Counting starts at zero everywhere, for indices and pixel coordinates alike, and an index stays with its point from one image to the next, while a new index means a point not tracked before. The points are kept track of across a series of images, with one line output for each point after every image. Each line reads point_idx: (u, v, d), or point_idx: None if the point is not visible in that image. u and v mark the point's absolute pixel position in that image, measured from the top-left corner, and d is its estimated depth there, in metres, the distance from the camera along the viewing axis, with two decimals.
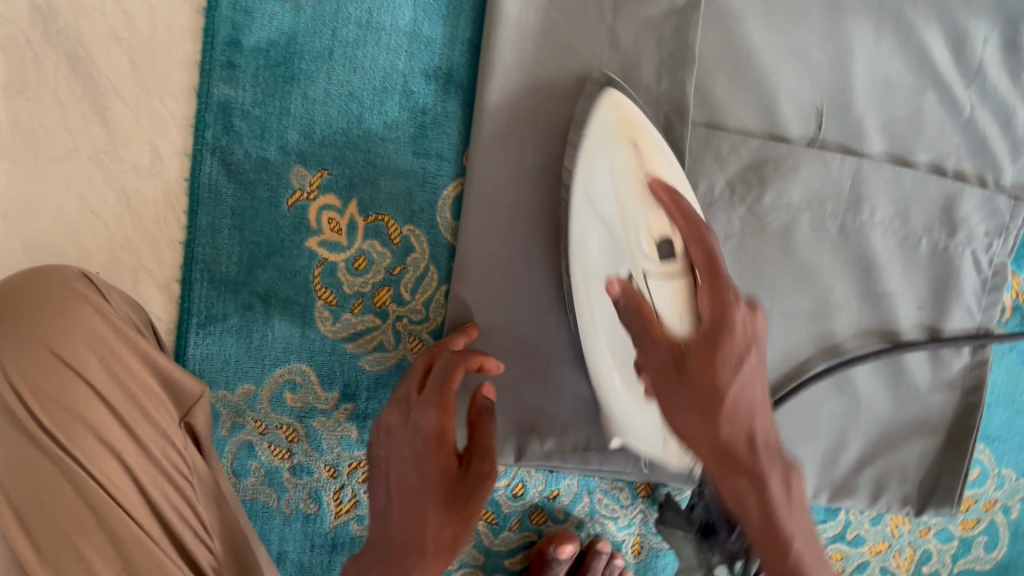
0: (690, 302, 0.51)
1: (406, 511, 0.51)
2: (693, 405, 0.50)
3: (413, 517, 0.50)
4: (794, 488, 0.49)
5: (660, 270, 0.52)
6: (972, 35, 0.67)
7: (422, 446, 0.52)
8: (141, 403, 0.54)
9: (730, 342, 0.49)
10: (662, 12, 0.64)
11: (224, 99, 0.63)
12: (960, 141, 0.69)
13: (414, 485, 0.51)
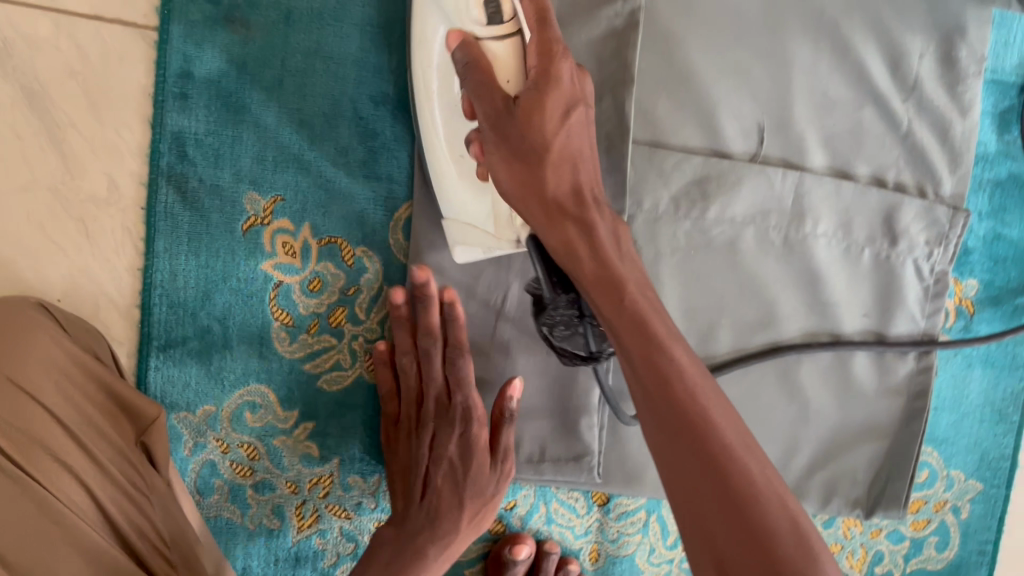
0: (516, 70, 0.51)
1: (451, 497, 0.67)
2: (520, 152, 0.50)
3: (453, 503, 0.67)
4: (619, 236, 0.50)
5: (490, 32, 0.52)
6: (908, 51, 0.69)
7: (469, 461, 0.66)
8: (93, 420, 0.55)
9: (557, 91, 0.50)
10: (602, 35, 0.66)
11: (177, 129, 0.65)
12: (899, 153, 0.71)
13: (460, 476, 0.67)
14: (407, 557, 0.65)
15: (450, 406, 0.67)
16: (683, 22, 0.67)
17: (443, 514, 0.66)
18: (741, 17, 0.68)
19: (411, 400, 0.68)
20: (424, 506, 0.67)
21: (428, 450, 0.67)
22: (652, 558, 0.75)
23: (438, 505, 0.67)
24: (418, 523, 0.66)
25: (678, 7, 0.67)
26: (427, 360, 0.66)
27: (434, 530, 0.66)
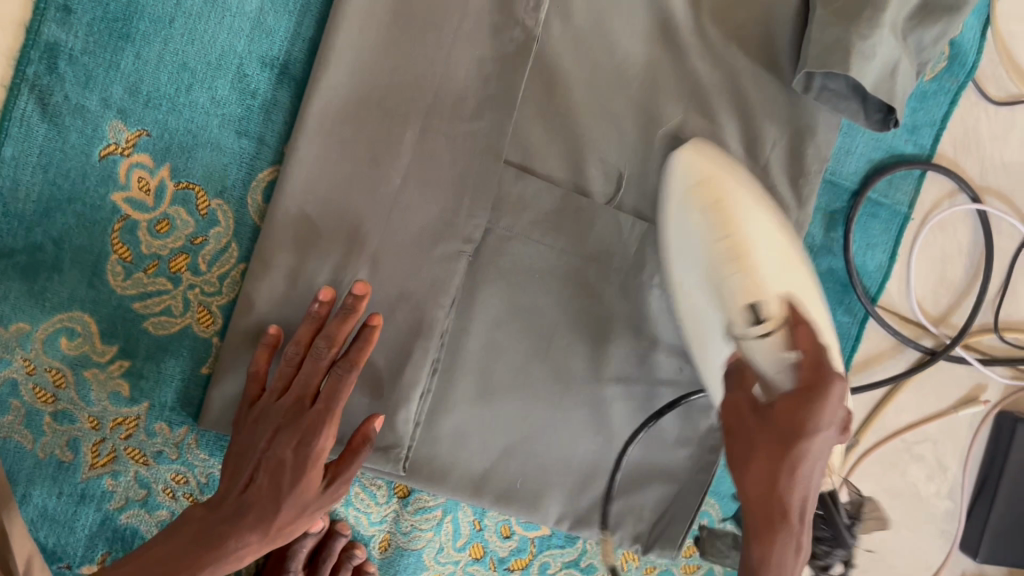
0: (789, 344, 0.62)
1: (268, 495, 0.63)
2: (774, 439, 0.63)
3: (264, 500, 0.63)
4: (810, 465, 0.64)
5: (757, 333, 0.63)
6: (764, 137, 0.76)
7: (314, 471, 0.64)
8: None
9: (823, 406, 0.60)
10: (494, 54, 0.69)
11: (52, 40, 0.63)
12: None
13: (284, 483, 0.63)
14: (202, 544, 0.62)
15: (307, 411, 0.64)
16: (572, 60, 0.72)
17: (249, 511, 0.63)
18: (624, 70, 0.73)
19: (274, 391, 0.65)
20: (237, 496, 0.63)
21: (268, 443, 0.64)
22: (438, 557, 0.78)
23: (251, 506, 0.63)
24: (225, 512, 0.63)
25: (570, 45, 0.72)
26: (313, 362, 0.65)
27: (238, 526, 0.62)
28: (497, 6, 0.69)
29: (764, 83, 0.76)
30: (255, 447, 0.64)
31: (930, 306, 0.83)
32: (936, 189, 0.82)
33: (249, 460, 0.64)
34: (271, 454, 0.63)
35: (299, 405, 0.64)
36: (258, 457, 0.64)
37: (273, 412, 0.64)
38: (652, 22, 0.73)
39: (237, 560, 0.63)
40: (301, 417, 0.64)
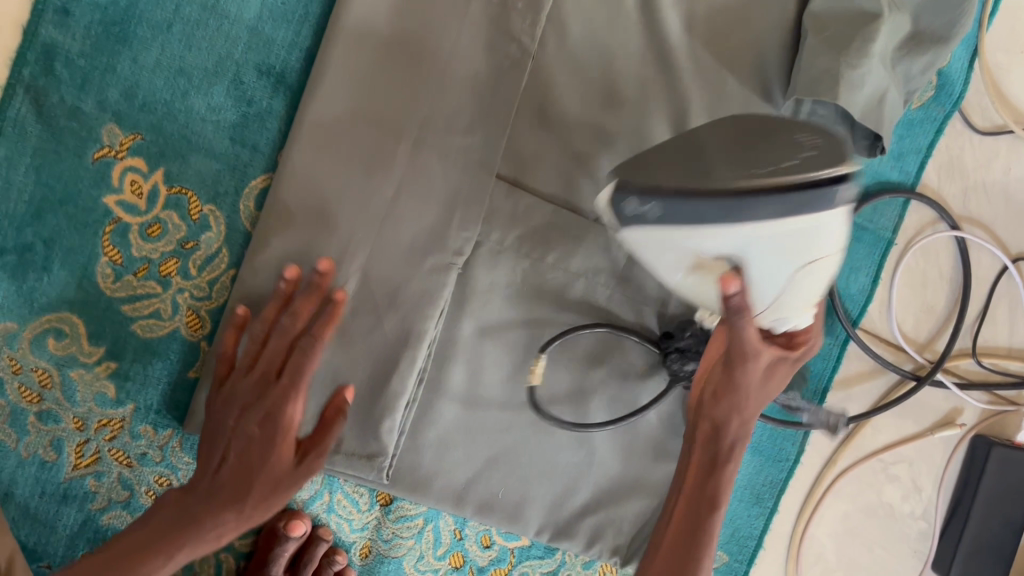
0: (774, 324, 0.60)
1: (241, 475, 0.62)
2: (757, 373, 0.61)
3: (238, 478, 0.62)
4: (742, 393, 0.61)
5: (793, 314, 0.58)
6: None
7: (285, 444, 0.64)
8: None
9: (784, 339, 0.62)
10: (489, 69, 0.70)
11: (49, 41, 0.63)
12: None
13: (255, 459, 0.62)
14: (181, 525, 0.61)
15: (275, 384, 0.64)
16: (567, 78, 0.73)
17: (223, 488, 0.62)
18: (618, 88, 0.74)
19: (239, 368, 0.65)
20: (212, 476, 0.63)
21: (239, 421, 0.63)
22: (418, 565, 0.79)
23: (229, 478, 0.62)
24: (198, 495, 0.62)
25: (565, 63, 0.72)
26: (279, 334, 0.65)
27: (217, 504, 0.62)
28: (494, 22, 0.70)
29: (757, 106, 0.77)
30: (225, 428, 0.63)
31: (912, 332, 0.85)
32: (919, 216, 0.84)
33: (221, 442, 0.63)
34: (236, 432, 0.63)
35: (268, 378, 0.64)
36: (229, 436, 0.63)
37: (241, 389, 0.64)
38: (645, 43, 0.74)
39: (217, 539, 0.62)
40: (271, 390, 0.64)
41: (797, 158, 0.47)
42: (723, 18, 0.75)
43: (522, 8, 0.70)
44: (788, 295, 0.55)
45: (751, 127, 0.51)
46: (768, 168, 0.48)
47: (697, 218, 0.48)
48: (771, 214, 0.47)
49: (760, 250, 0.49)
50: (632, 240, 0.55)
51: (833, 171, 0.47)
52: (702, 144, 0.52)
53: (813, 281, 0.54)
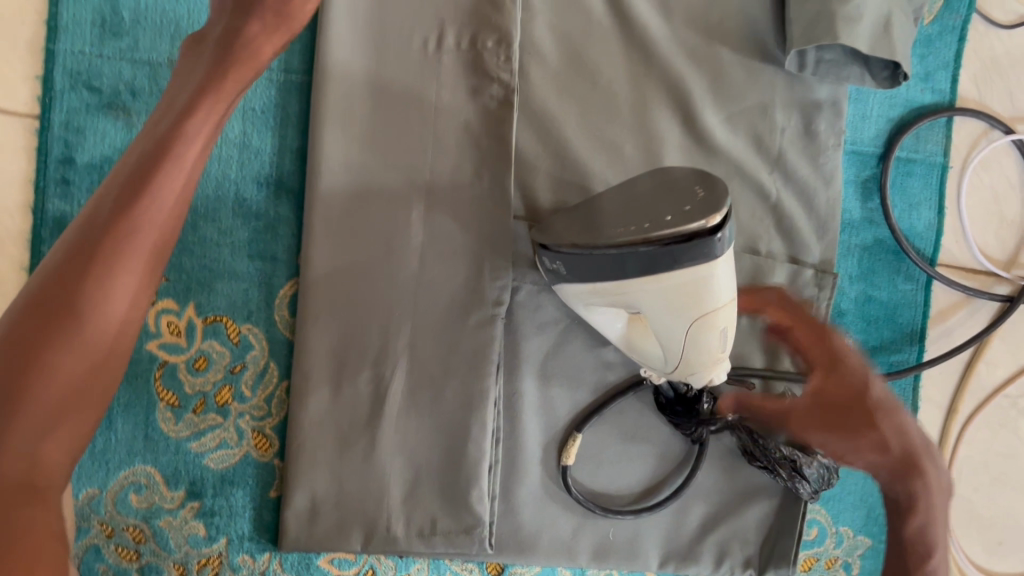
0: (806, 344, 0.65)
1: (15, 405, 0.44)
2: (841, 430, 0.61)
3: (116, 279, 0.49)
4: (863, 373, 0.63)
5: (712, 360, 0.58)
6: (770, 126, 0.74)
7: None
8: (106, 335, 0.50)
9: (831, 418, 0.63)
10: (478, 114, 0.69)
11: (59, 214, 0.65)
12: (769, 222, 0.74)
13: None
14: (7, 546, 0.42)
15: None
16: (559, 101, 0.71)
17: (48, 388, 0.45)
18: (612, 96, 0.72)
19: None
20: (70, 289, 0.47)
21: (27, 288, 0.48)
22: None
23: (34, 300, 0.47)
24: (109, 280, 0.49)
25: (553, 87, 0.71)
26: None
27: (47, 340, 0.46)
28: (471, 68, 0.69)
29: (758, 68, 0.74)
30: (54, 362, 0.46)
31: (996, 252, 0.78)
32: (969, 131, 0.77)
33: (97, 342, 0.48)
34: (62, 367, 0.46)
35: None
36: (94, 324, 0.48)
37: None
38: (626, 42, 0.72)
39: None
40: None
41: (669, 214, 0.51)
42: None
43: (493, 46, 0.69)
44: (689, 347, 0.57)
45: (619, 192, 0.58)
46: (635, 224, 0.53)
47: (603, 263, 0.56)
48: (649, 253, 0.52)
49: (659, 288, 0.55)
50: (575, 297, 0.63)
51: (707, 222, 0.50)
52: (586, 218, 0.58)
53: (710, 333, 0.56)
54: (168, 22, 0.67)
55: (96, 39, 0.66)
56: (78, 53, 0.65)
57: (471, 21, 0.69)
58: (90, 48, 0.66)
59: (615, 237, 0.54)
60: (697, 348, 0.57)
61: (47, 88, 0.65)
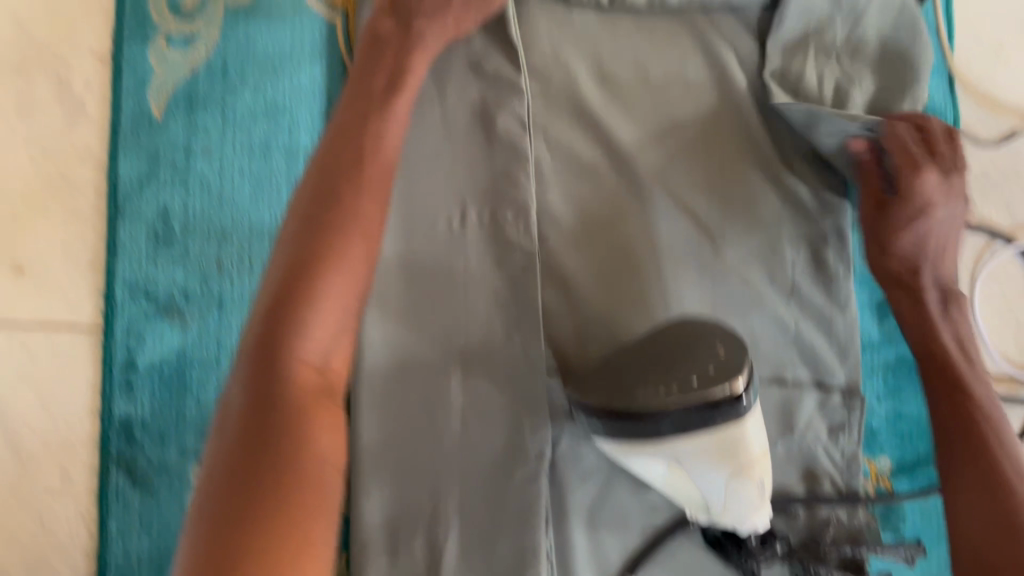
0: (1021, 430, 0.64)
1: (288, 310, 0.53)
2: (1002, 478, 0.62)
3: (356, 228, 0.58)
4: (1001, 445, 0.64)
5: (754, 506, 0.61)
6: (783, 259, 0.77)
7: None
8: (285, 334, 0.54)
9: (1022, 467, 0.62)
10: (504, 279, 0.74)
11: (125, 416, 0.70)
12: (793, 352, 0.77)
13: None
14: (287, 451, 0.48)
15: None
16: (579, 260, 0.75)
17: (314, 329, 0.53)
18: (629, 249, 0.75)
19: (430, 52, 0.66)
20: (324, 244, 0.56)
21: (292, 247, 0.56)
22: None
23: (300, 256, 0.55)
24: (351, 226, 0.58)
25: (573, 247, 0.75)
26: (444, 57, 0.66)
27: (304, 284, 0.54)
28: (494, 239, 0.75)
29: (763, 207, 0.77)
30: (322, 283, 0.55)
31: (1017, 357, 0.80)
32: (972, 245, 0.81)
33: (354, 260, 0.57)
34: (329, 302, 0.55)
35: None
36: (347, 255, 0.57)
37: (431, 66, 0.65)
38: (636, 198, 0.76)
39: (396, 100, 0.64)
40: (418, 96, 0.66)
41: (695, 377, 0.56)
42: (698, 148, 0.77)
43: (512, 217, 0.75)
44: (729, 500, 0.60)
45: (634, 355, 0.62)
46: (666, 383, 0.57)
47: (634, 428, 0.58)
48: (677, 418, 0.56)
49: (701, 448, 0.57)
50: (616, 451, 0.64)
51: (731, 388, 0.55)
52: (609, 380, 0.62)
53: (748, 487, 0.59)
54: (215, 229, 0.72)
55: (150, 251, 0.71)
56: (135, 266, 0.71)
57: (489, 197, 0.75)
58: (145, 260, 0.71)
59: (648, 402, 0.57)
60: (739, 499, 0.60)
61: (109, 300, 0.70)
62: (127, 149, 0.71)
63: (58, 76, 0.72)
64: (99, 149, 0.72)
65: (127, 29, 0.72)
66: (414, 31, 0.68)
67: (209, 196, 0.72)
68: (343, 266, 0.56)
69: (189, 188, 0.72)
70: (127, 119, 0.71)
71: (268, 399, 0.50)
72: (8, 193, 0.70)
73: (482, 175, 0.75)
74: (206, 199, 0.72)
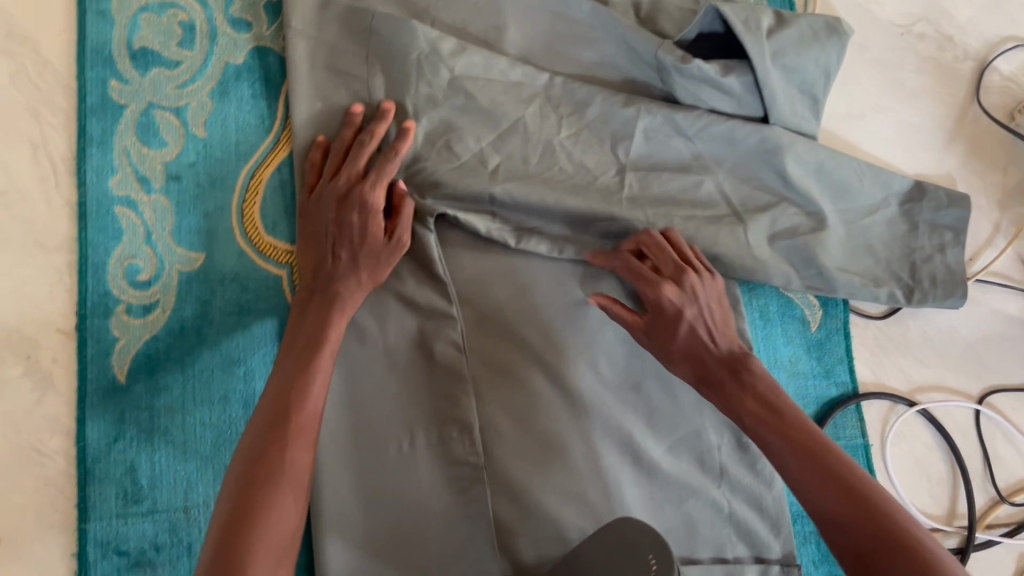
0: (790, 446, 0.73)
1: (242, 531, 0.55)
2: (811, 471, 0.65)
3: (300, 453, 0.61)
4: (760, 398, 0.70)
5: None
6: (707, 446, 0.85)
7: (342, 206, 0.76)
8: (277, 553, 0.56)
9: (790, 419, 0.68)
10: (453, 493, 0.79)
11: None
12: (729, 530, 0.83)
13: (354, 236, 0.75)
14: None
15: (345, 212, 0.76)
16: (524, 467, 0.80)
17: (265, 545, 0.55)
18: (568, 451, 0.81)
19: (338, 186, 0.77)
20: (270, 467, 0.59)
21: (239, 470, 0.59)
22: None
23: (249, 477, 0.58)
24: (296, 452, 0.61)
25: (517, 456, 0.81)
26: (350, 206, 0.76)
27: (253, 505, 0.57)
28: (442, 458, 0.80)
29: (683, 396, 0.85)
30: (269, 504, 0.57)
31: (935, 509, 0.87)
32: (877, 409, 0.90)
33: (297, 485, 0.60)
34: (276, 523, 0.57)
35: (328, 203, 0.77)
36: (295, 479, 0.60)
37: (330, 190, 0.77)
38: (569, 402, 0.83)
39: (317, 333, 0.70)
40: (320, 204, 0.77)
41: None
42: (619, 352, 0.85)
43: (458, 435, 0.80)
44: None
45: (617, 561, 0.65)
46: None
47: None
48: None
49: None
50: None
51: None
52: None
53: None
54: (180, 479, 0.77)
55: (119, 509, 0.75)
56: (105, 524, 0.74)
57: (435, 419, 0.81)
58: (115, 518, 0.75)
59: None
60: None
61: (82, 562, 0.73)
62: (93, 414, 0.76)
63: (25, 353, 0.77)
64: (68, 417, 0.77)
65: (89, 302, 0.78)
66: (331, 295, 0.73)
67: (173, 448, 0.77)
68: (288, 485, 0.59)
69: (154, 443, 0.77)
70: (93, 387, 0.77)
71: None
72: None
73: (425, 399, 0.81)
74: (170, 451, 0.77)
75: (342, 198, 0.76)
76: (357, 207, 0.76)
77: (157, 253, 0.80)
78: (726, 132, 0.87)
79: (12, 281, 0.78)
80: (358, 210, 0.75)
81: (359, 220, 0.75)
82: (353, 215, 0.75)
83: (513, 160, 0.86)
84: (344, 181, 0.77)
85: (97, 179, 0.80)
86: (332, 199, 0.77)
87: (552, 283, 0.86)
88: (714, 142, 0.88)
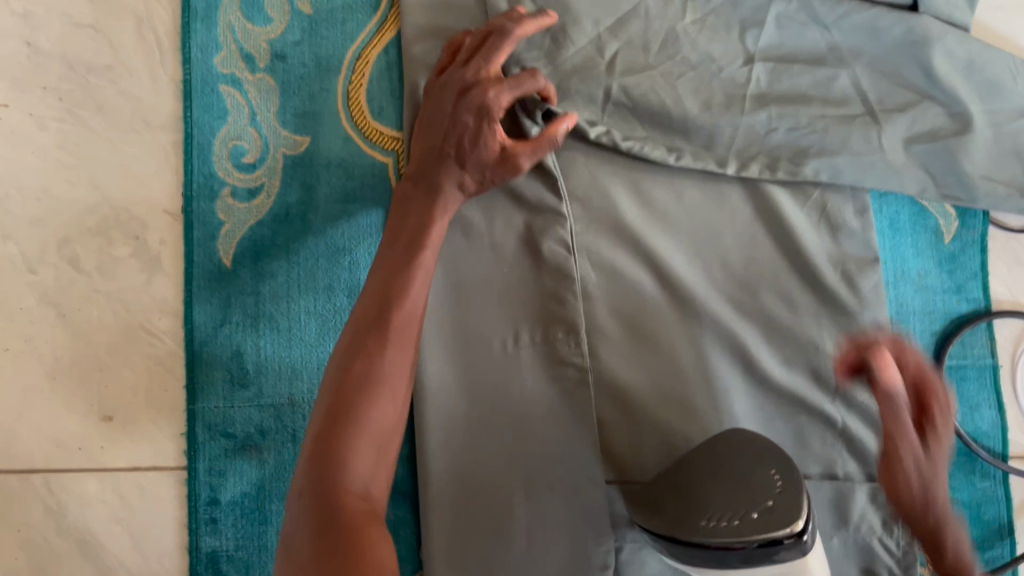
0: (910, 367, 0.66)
1: (336, 434, 0.51)
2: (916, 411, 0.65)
3: (399, 349, 0.57)
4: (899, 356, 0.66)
5: None
6: (824, 359, 0.79)
7: (460, 99, 0.68)
8: (379, 461, 0.52)
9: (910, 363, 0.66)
10: (558, 394, 0.77)
11: (211, 549, 0.74)
12: (843, 447, 0.79)
13: (467, 137, 0.67)
14: (351, 548, 0.45)
15: (461, 107, 0.67)
16: (631, 372, 0.78)
17: (365, 441, 0.52)
18: (676, 360, 0.78)
19: (460, 79, 0.68)
20: (367, 363, 0.55)
21: (337, 369, 0.56)
22: None
23: (346, 373, 0.54)
24: (395, 348, 0.57)
25: (624, 360, 0.78)
26: (468, 103, 0.67)
27: (352, 401, 0.53)
28: (546, 358, 0.78)
29: (802, 305, 0.80)
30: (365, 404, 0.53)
31: None
32: (1010, 331, 0.84)
33: (397, 381, 0.55)
34: (377, 420, 0.53)
35: (445, 93, 0.69)
36: (392, 379, 0.55)
37: (452, 81, 0.69)
38: (681, 308, 0.79)
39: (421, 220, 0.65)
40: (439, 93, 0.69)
41: (755, 512, 0.56)
42: (738, 256, 0.80)
43: (563, 335, 0.77)
44: None
45: (723, 472, 0.63)
46: (727, 518, 0.58)
47: (697, 554, 0.60)
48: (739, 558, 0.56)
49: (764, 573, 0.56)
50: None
51: (792, 528, 0.54)
52: (695, 496, 0.64)
53: None
54: (285, 366, 0.76)
55: (227, 393, 0.75)
56: (214, 407, 0.75)
57: (541, 319, 0.78)
58: (223, 401, 0.75)
59: (708, 528, 0.58)
60: None
61: (191, 442, 0.74)
62: (201, 297, 0.76)
63: (134, 234, 0.76)
64: (176, 299, 0.76)
65: (195, 184, 0.76)
66: (433, 190, 0.66)
67: (278, 335, 0.76)
68: (387, 380, 0.55)
69: (260, 330, 0.76)
70: (200, 270, 0.76)
71: (330, 503, 0.48)
72: (94, 346, 0.75)
73: (532, 300, 0.78)
74: (276, 338, 0.76)
75: (463, 91, 0.68)
76: (475, 106, 0.67)
77: (262, 135, 0.77)
78: (867, 21, 0.80)
79: (120, 161, 0.77)
80: (475, 114, 0.67)
81: (475, 120, 0.67)
82: (468, 117, 0.67)
83: (633, 48, 0.80)
84: (469, 74, 0.68)
85: (203, 56, 0.78)
86: (452, 92, 0.68)
87: (666, 179, 0.81)
88: (856, 32, 0.81)
